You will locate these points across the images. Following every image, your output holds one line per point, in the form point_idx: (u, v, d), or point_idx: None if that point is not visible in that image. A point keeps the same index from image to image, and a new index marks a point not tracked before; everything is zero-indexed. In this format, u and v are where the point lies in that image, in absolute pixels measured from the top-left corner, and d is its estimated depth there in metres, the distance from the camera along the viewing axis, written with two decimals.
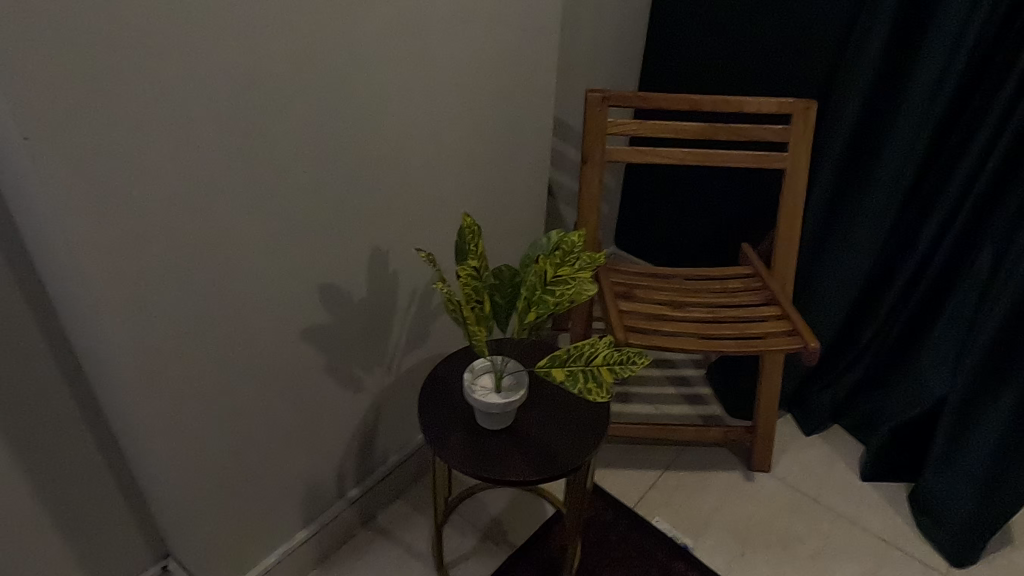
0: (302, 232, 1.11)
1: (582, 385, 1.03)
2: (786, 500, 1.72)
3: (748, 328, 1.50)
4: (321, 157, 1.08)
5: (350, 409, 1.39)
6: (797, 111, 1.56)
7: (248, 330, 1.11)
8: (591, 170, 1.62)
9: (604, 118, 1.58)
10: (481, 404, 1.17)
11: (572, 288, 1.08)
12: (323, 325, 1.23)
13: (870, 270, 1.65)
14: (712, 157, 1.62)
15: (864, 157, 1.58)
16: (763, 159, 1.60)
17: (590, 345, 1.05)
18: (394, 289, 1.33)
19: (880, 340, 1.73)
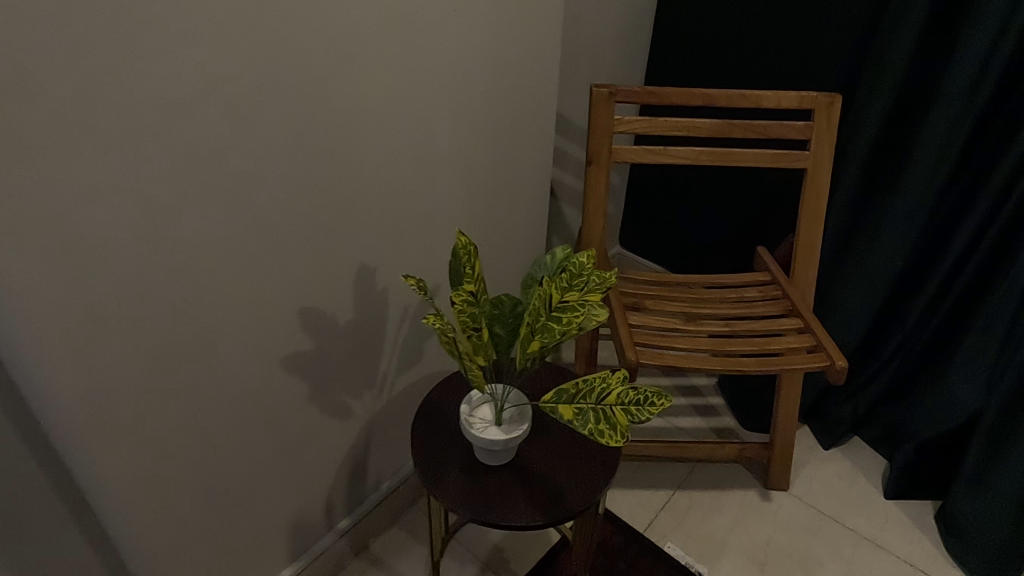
0: (277, 253, 0.99)
1: (591, 425, 0.91)
2: (805, 521, 1.62)
3: (768, 343, 1.39)
4: (296, 170, 0.96)
5: (337, 439, 1.28)
6: (821, 106, 1.44)
7: (218, 364, 0.99)
8: (597, 172, 1.50)
9: (611, 115, 1.46)
10: (481, 441, 1.07)
11: (581, 314, 0.96)
12: (305, 352, 1.11)
13: (896, 278, 1.54)
14: (728, 156, 1.50)
15: (891, 157, 1.47)
16: (783, 158, 1.48)
17: (603, 380, 0.95)
18: (383, 309, 1.22)
19: (904, 353, 1.62)
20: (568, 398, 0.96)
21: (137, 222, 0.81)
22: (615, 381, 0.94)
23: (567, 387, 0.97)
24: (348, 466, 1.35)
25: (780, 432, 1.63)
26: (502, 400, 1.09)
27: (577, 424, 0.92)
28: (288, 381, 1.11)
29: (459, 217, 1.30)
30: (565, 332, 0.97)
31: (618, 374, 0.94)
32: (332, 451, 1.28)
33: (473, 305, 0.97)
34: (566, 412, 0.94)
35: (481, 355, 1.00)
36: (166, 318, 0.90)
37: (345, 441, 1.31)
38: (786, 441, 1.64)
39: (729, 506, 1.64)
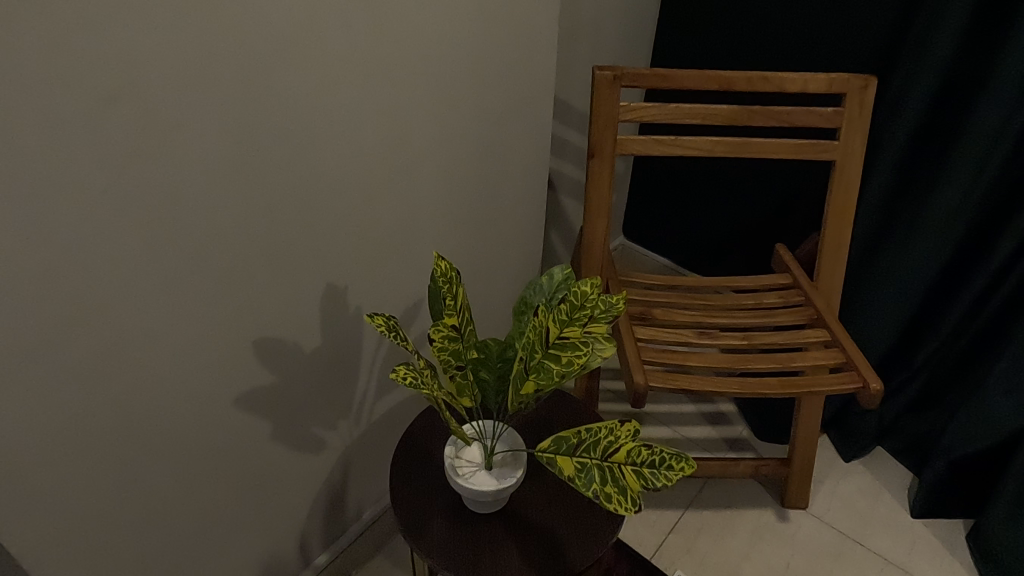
0: (221, 279, 0.84)
1: (596, 486, 0.77)
2: (826, 544, 1.49)
3: (791, 359, 1.25)
4: (241, 181, 0.80)
5: (310, 474, 1.14)
6: (853, 89, 1.27)
7: (158, 411, 0.84)
8: (600, 165, 1.33)
9: (615, 101, 1.29)
10: (469, 491, 0.92)
11: (584, 353, 0.81)
12: (265, 385, 0.97)
13: (932, 282, 1.39)
14: (747, 147, 1.33)
15: (931, 148, 1.31)
16: (808, 149, 1.32)
17: (611, 432, 0.80)
18: (357, 331, 1.07)
19: (937, 362, 1.48)
20: (568, 448, 0.81)
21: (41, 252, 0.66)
22: (624, 434, 0.79)
23: (567, 434, 0.83)
24: (324, 501, 1.21)
25: (799, 448, 1.49)
26: (493, 442, 0.94)
27: (578, 483, 0.78)
28: (248, 418, 0.97)
29: (444, 222, 1.15)
30: (564, 375, 0.81)
31: (629, 425, 0.80)
32: (304, 488, 1.14)
33: (454, 341, 0.82)
34: (567, 467, 0.80)
35: (466, 396, 0.86)
36: (86, 363, 0.75)
37: (320, 475, 1.16)
38: (806, 458, 1.50)
39: (744, 528, 1.51)
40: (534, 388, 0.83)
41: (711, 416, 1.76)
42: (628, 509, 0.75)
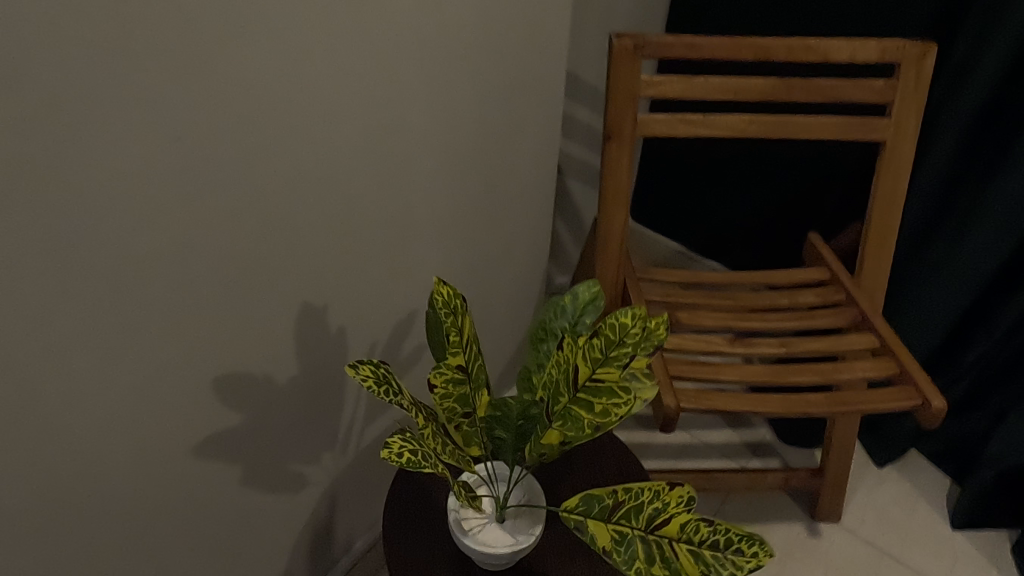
0: (163, 308, 0.67)
1: (641, 564, 0.63)
2: (863, 563, 1.36)
3: (839, 371, 1.09)
4: (180, 184, 0.64)
5: (291, 516, 0.98)
6: (910, 60, 1.11)
7: (93, 473, 0.68)
8: (618, 150, 1.16)
9: (635, 75, 1.11)
10: (480, 553, 0.78)
11: (622, 401, 0.64)
12: (230, 426, 0.80)
13: (988, 277, 1.24)
14: (784, 126, 1.17)
15: (996, 125, 1.15)
16: (855, 129, 1.16)
17: (657, 498, 0.65)
18: (339, 353, 0.91)
19: (985, 364, 1.34)
20: (603, 511, 0.67)
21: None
22: (674, 502, 0.64)
23: (601, 493, 0.68)
24: (308, 541, 1.06)
25: (834, 462, 1.36)
26: (508, 494, 0.79)
27: (618, 560, 0.64)
28: (213, 468, 0.81)
29: (438, 220, 0.98)
30: (596, 425, 0.66)
31: (680, 492, 0.65)
32: (283, 531, 0.99)
33: (460, 384, 0.67)
34: (603, 537, 0.66)
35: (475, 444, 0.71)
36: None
37: (302, 515, 1.01)
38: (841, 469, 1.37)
39: (774, 545, 1.38)
40: (558, 438, 0.68)
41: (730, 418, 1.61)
42: None
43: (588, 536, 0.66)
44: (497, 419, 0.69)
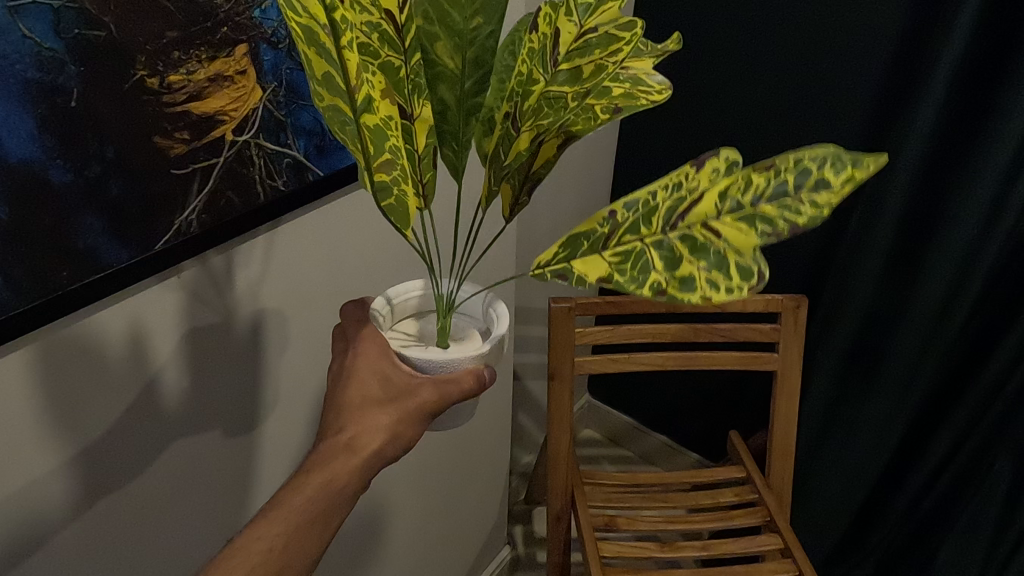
0: (256, 313, 0.86)
1: (661, 276, 0.49)
2: None
3: (726, 516, 1.46)
4: (304, 258, 0.90)
5: (125, 343, 0.72)
6: (787, 308, 1.36)
7: (110, 382, 0.73)
8: (559, 387, 1.40)
9: (571, 328, 1.37)
10: (427, 364, 0.59)
11: (623, 44, 0.48)
12: (132, 223, 0.67)
13: (896, 436, 1.48)
14: (698, 361, 1.42)
15: (886, 317, 1.39)
16: (754, 360, 1.41)
17: (681, 186, 0.51)
18: (202, 274, 0.77)
19: (842, 442, 1.53)
20: (594, 244, 0.52)
21: (33, 159, 0.58)
22: (709, 178, 0.51)
23: (593, 226, 0.52)
24: (179, 333, 0.78)
25: (773, 466, 1.49)
26: (455, 296, 0.60)
27: (624, 282, 0.50)
28: (128, 240, 0.67)
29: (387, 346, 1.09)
30: (614, 109, 0.48)
31: (712, 166, 0.52)
32: (164, 334, 0.76)
33: (391, 48, 0.49)
34: (599, 268, 0.51)
35: (384, 155, 0.50)
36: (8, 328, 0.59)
37: (129, 331, 0.72)
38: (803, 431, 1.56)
39: None
40: (531, 139, 0.50)
41: (592, 413, 2.22)
42: (741, 285, 0.48)
43: (574, 279, 0.52)
44: (442, 79, 0.51)
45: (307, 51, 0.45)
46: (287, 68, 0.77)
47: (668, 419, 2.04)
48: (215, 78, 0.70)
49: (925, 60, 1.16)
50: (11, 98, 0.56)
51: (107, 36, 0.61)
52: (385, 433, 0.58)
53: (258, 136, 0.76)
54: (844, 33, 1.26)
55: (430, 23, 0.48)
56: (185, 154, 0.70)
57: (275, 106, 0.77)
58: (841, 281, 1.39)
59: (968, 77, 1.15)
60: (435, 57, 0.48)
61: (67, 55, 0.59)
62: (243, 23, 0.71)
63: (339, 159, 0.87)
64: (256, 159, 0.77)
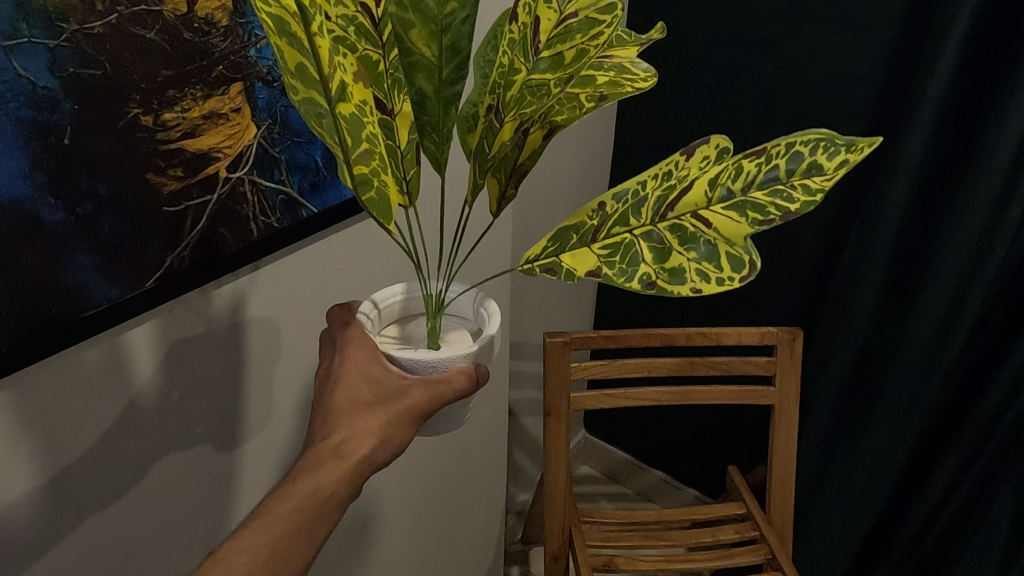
0: (242, 344, 0.85)
1: (650, 268, 0.50)
2: None
3: (725, 554, 1.42)
4: (295, 289, 0.89)
5: (96, 373, 0.70)
6: (783, 341, 1.35)
7: (88, 420, 0.71)
8: (555, 422, 1.38)
9: (566, 363, 1.35)
10: (415, 365, 0.57)
11: (605, 26, 0.50)
12: (121, 256, 0.67)
13: (897, 470, 1.45)
14: (694, 395, 1.41)
15: (882, 348, 1.38)
16: (750, 394, 1.39)
17: (669, 177, 0.53)
18: (187, 308, 0.76)
19: (842, 475, 1.51)
20: (583, 237, 0.54)
21: (24, 197, 0.58)
22: (699, 169, 0.52)
23: (581, 221, 0.54)
24: (154, 361, 0.75)
25: (773, 501, 1.45)
26: (445, 293, 0.59)
27: (613, 276, 0.50)
28: (116, 273, 0.67)
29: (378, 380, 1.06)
30: (599, 97, 0.50)
31: (703, 155, 0.53)
32: (146, 371, 0.75)
33: (367, 41, 0.51)
34: (589, 262, 0.52)
35: (362, 144, 0.51)
36: None
37: (99, 362, 0.70)
38: (803, 462, 1.53)
39: None
40: (514, 129, 0.50)
41: (589, 449, 2.18)
42: (730, 276, 0.47)
43: (563, 275, 0.52)
44: (420, 67, 0.51)
45: (279, 42, 0.45)
46: (283, 105, 0.77)
47: (666, 454, 2.00)
48: (209, 115, 0.70)
49: (911, 94, 1.17)
50: (4, 138, 0.56)
51: (103, 75, 0.61)
52: (375, 438, 0.56)
53: (252, 172, 0.76)
54: (834, 70, 1.27)
55: (403, 10, 0.48)
56: (179, 191, 0.70)
57: (270, 143, 0.77)
58: (838, 311, 1.37)
59: (954, 110, 1.16)
60: (413, 44, 0.49)
61: (62, 95, 0.59)
62: (239, 61, 0.71)
63: (334, 195, 0.87)
64: (250, 195, 0.77)
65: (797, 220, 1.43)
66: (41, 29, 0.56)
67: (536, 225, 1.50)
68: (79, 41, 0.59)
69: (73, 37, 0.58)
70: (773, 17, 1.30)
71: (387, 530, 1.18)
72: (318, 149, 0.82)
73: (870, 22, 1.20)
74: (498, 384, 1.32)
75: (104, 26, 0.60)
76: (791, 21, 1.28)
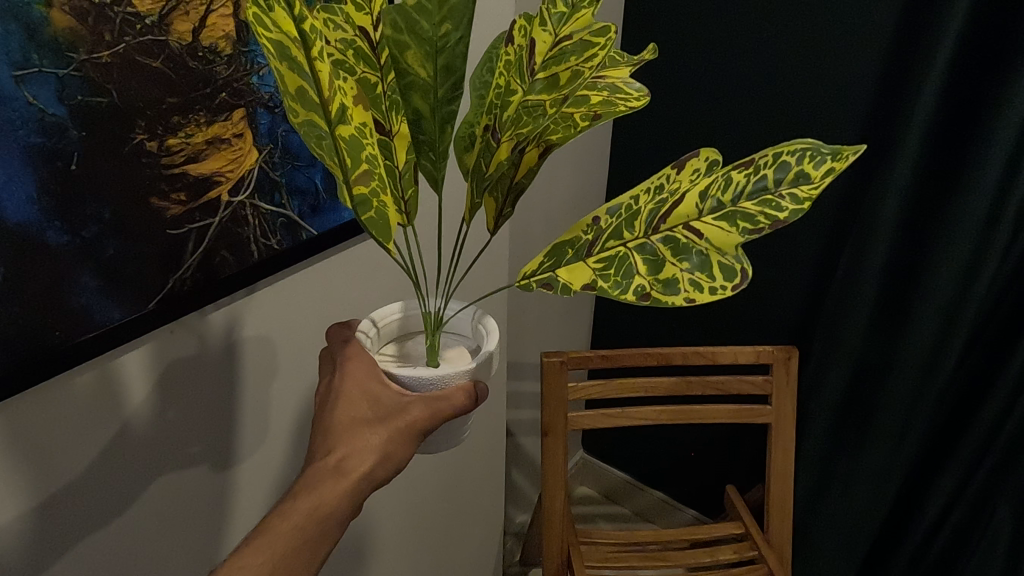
0: (239, 366, 0.85)
1: (645, 280, 0.51)
2: None
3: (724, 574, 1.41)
4: (293, 310, 0.89)
5: (93, 395, 0.70)
6: (778, 359, 1.35)
7: (84, 442, 0.71)
8: (553, 442, 1.37)
9: (563, 383, 1.35)
10: (415, 382, 0.58)
11: (599, 48, 0.50)
12: (123, 278, 0.67)
13: (896, 486, 1.45)
14: (691, 413, 1.41)
15: (877, 366, 1.38)
16: (746, 412, 1.40)
17: (660, 190, 0.54)
18: (184, 331, 0.77)
19: (840, 492, 1.51)
20: (578, 252, 0.55)
21: (29, 222, 0.59)
22: (689, 181, 0.53)
23: (576, 235, 0.56)
24: (151, 381, 0.75)
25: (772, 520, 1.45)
26: (444, 310, 0.60)
27: (609, 288, 0.51)
28: (118, 295, 0.67)
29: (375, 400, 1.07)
30: (592, 116, 0.51)
31: (693, 168, 0.53)
32: (142, 393, 0.75)
33: (365, 64, 0.52)
34: (584, 275, 0.53)
35: (361, 164, 0.52)
36: None
37: (96, 385, 0.70)
38: (802, 480, 1.53)
39: None
40: (511, 149, 0.52)
41: (587, 469, 2.17)
42: (720, 286, 0.49)
43: (559, 287, 0.53)
44: (415, 88, 0.52)
45: (280, 66, 0.46)
46: (283, 131, 0.78)
47: (665, 473, 2.00)
48: (213, 141, 0.71)
49: (900, 115, 1.19)
50: (12, 164, 0.57)
51: (109, 103, 0.62)
52: (376, 454, 0.57)
53: (252, 196, 0.77)
54: (825, 94, 1.29)
55: (397, 33, 0.49)
56: (181, 215, 0.71)
57: (270, 167, 0.78)
58: (832, 330, 1.38)
59: (941, 132, 1.18)
60: (410, 65, 0.51)
61: (71, 123, 0.60)
62: (242, 88, 0.72)
63: (334, 217, 0.88)
64: (251, 219, 0.78)
65: (791, 239, 1.44)
66: (50, 59, 0.57)
67: (533, 245, 1.51)
68: (88, 70, 0.60)
69: (82, 67, 0.59)
70: (764, 42, 1.33)
71: (383, 550, 1.18)
72: (319, 172, 0.84)
73: (858, 47, 1.23)
74: (496, 404, 1.32)
75: (111, 56, 0.61)
76: (781, 47, 1.31)
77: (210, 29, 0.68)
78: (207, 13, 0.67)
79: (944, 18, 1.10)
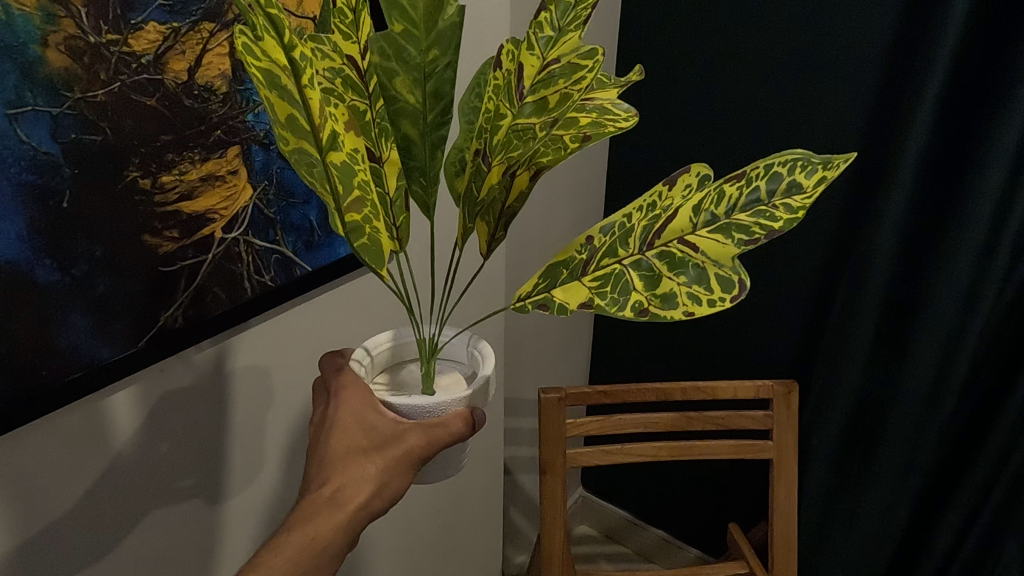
0: (231, 402, 0.84)
1: (642, 296, 0.51)
2: None
3: None
4: (286, 346, 0.89)
5: (82, 432, 0.69)
6: (778, 393, 1.34)
7: (69, 486, 0.69)
8: (551, 481, 1.35)
9: (561, 419, 1.33)
10: (411, 410, 0.57)
11: (587, 71, 0.51)
12: (114, 315, 0.67)
13: (901, 523, 1.42)
14: (690, 449, 1.39)
15: (878, 398, 1.37)
16: (746, 447, 1.38)
17: (653, 205, 0.54)
18: (175, 368, 0.76)
19: (844, 528, 1.48)
20: (573, 271, 0.55)
21: (20, 259, 0.59)
22: (681, 195, 0.53)
23: (570, 256, 0.55)
24: (141, 419, 0.74)
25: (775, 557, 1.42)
26: (439, 336, 0.59)
27: (606, 306, 0.51)
28: (109, 332, 0.67)
29: None
30: (583, 137, 0.51)
31: (685, 182, 0.53)
32: (129, 434, 0.73)
33: (355, 93, 0.53)
34: (579, 294, 0.53)
35: (353, 190, 0.51)
36: None
37: (84, 426, 0.69)
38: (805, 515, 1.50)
39: None
40: (501, 173, 0.52)
41: (586, 508, 2.13)
42: (718, 297, 0.49)
43: (555, 308, 0.53)
44: (404, 113, 0.53)
45: (271, 96, 0.46)
46: (277, 167, 0.78)
47: (666, 511, 1.96)
48: (207, 178, 0.71)
49: (891, 149, 1.20)
50: (3, 202, 0.57)
51: (103, 141, 0.62)
52: (370, 487, 0.56)
53: (246, 233, 0.77)
54: (817, 131, 1.31)
55: (386, 60, 0.50)
56: (173, 251, 0.71)
57: (266, 204, 0.78)
58: (830, 363, 1.37)
59: (931, 166, 1.19)
60: (398, 91, 0.52)
61: (64, 161, 0.60)
62: (237, 126, 0.73)
63: (329, 253, 0.88)
64: (245, 255, 0.78)
65: (787, 272, 1.44)
66: (45, 98, 0.58)
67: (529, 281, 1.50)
68: (83, 109, 0.60)
69: (77, 105, 0.60)
70: (756, 79, 1.35)
71: None
72: (313, 209, 0.84)
73: (847, 85, 1.25)
74: (493, 442, 1.30)
75: (106, 94, 0.62)
76: (773, 85, 1.34)
77: (206, 68, 0.69)
78: (203, 52, 0.68)
79: (930, 55, 1.12)
